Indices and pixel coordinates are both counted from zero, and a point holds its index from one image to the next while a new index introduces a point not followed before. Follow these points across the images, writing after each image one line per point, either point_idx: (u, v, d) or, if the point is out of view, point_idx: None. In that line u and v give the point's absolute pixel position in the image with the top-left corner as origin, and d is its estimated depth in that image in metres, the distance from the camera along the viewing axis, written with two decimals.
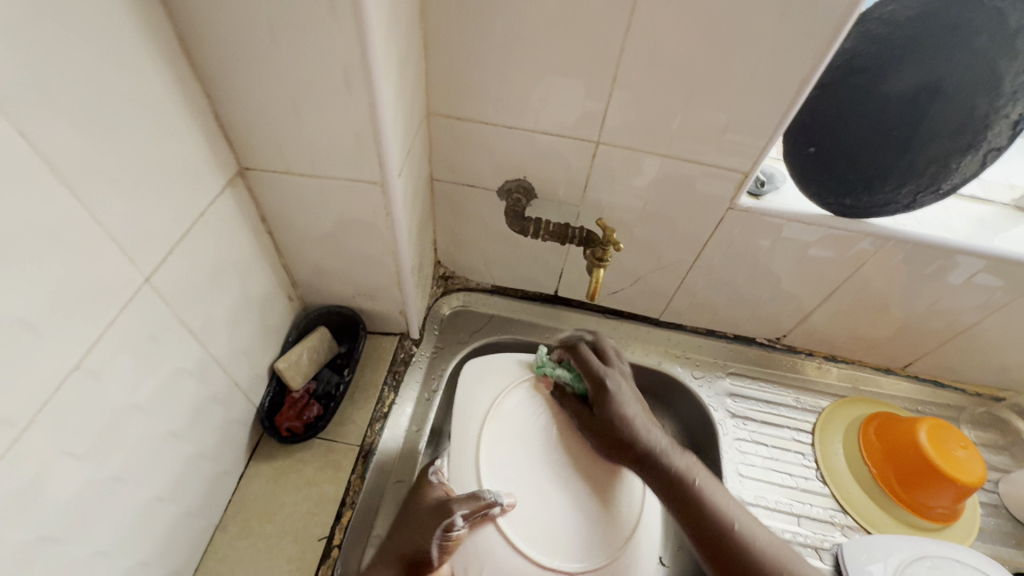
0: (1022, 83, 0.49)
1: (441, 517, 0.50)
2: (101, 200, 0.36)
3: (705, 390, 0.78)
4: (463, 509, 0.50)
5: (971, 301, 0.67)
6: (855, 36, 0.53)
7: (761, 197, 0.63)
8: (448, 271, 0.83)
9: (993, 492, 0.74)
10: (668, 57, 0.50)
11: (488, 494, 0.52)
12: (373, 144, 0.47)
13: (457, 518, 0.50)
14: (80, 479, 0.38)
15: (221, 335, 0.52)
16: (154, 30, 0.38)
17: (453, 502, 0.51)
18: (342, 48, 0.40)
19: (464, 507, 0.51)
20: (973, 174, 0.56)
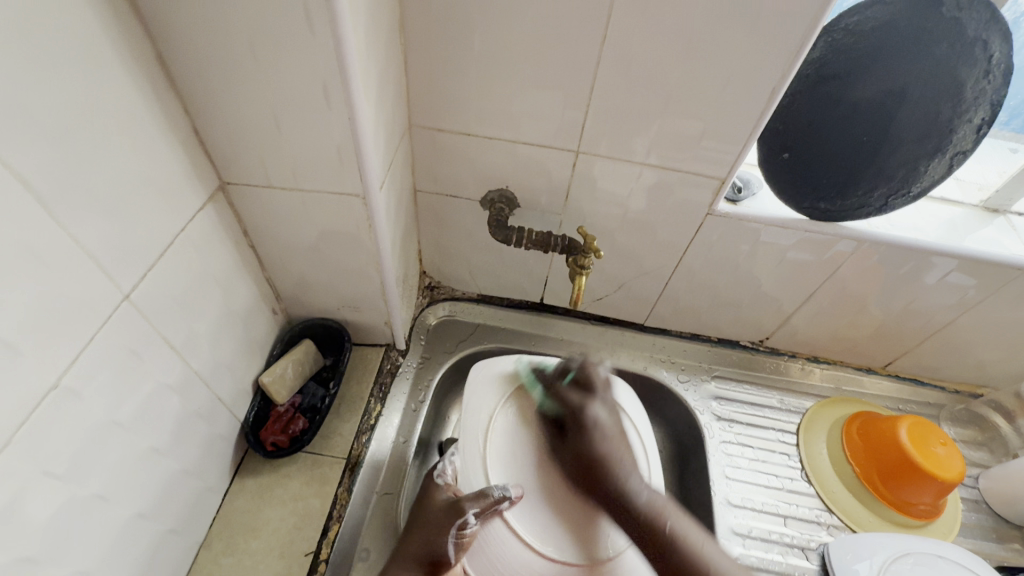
0: (983, 90, 0.50)
1: (454, 517, 0.52)
2: (80, 217, 0.36)
3: (690, 394, 0.79)
4: (476, 509, 0.53)
5: (945, 300, 0.69)
6: (822, 45, 0.55)
7: (738, 202, 0.64)
8: (434, 281, 0.84)
9: (973, 488, 0.76)
10: (642, 67, 0.51)
11: (494, 491, 0.55)
12: (354, 157, 0.47)
13: (471, 518, 0.52)
14: (59, 498, 0.38)
15: (204, 350, 0.52)
16: (132, 46, 0.38)
17: (463, 503, 0.53)
18: (321, 64, 0.40)
19: (474, 505, 0.53)
20: (941, 178, 0.56)
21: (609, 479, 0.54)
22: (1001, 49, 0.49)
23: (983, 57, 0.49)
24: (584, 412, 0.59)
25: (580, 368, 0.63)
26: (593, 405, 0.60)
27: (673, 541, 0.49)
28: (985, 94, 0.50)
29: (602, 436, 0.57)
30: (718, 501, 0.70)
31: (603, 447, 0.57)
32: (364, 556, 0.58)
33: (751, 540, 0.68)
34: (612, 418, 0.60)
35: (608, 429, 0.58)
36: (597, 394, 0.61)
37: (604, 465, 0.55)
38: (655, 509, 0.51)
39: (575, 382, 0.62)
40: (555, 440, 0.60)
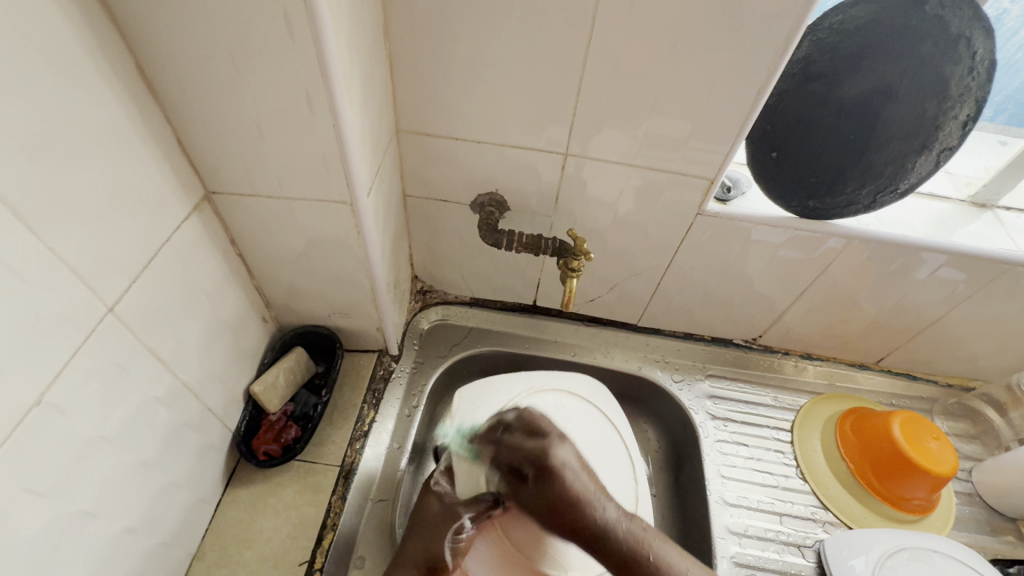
0: (968, 86, 0.51)
1: (451, 521, 0.55)
2: (62, 231, 0.36)
3: (684, 394, 0.79)
4: (470, 513, 0.55)
5: (935, 295, 0.69)
6: (807, 45, 0.55)
7: (728, 202, 0.64)
8: (426, 285, 0.83)
9: (967, 481, 0.76)
10: (628, 70, 0.51)
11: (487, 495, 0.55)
12: (340, 164, 0.47)
13: (467, 521, 0.55)
14: (43, 516, 0.37)
15: (192, 361, 0.52)
16: (111, 56, 0.38)
17: (458, 505, 0.55)
18: (303, 71, 0.40)
19: (469, 510, 0.55)
20: (928, 174, 0.57)
21: (576, 524, 0.43)
22: (983, 46, 0.49)
23: (967, 54, 0.50)
24: (549, 456, 0.46)
25: (519, 416, 0.52)
26: (558, 448, 0.47)
27: (653, 568, 0.41)
28: (970, 91, 0.51)
29: (575, 488, 0.44)
30: (713, 500, 0.70)
31: (568, 493, 0.44)
32: (359, 564, 0.58)
33: (747, 539, 0.68)
34: (577, 455, 0.47)
35: (574, 473, 0.45)
36: (555, 432, 0.49)
37: (575, 505, 0.43)
38: (628, 543, 0.42)
39: (519, 428, 0.50)
40: (517, 488, 0.48)
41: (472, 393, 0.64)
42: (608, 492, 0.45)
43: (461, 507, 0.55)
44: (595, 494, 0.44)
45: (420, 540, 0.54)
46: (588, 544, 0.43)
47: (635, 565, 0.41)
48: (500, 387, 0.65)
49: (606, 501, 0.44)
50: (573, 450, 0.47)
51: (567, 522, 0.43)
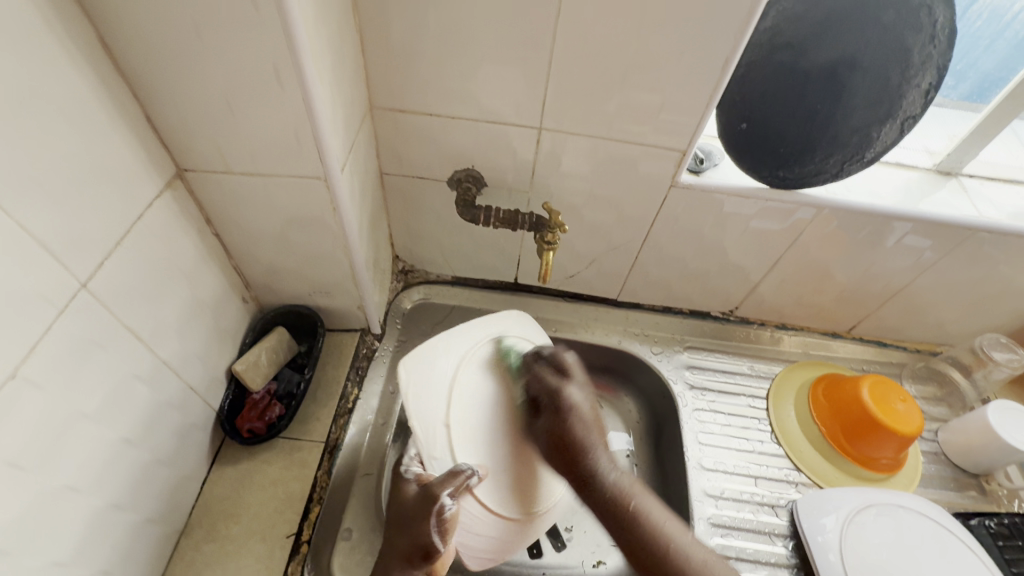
0: (929, 54, 0.52)
1: (430, 506, 0.50)
2: (30, 207, 0.36)
3: (664, 365, 0.81)
4: (448, 490, 0.50)
5: (902, 262, 0.71)
6: (774, 16, 0.55)
7: (701, 173, 0.65)
8: (408, 265, 0.84)
9: (933, 441, 0.79)
10: (597, 42, 0.52)
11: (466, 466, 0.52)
12: (312, 140, 0.47)
13: (448, 500, 0.50)
14: (25, 491, 0.38)
15: (172, 340, 0.52)
16: (72, 29, 0.37)
17: (434, 488, 0.50)
18: (269, 44, 0.40)
19: (447, 487, 0.50)
20: (892, 142, 0.58)
21: (576, 455, 0.56)
22: (943, 13, 0.51)
23: (928, 22, 0.51)
24: (561, 396, 0.59)
25: (552, 356, 0.62)
26: (570, 388, 0.60)
27: (637, 520, 0.51)
28: (931, 58, 0.53)
29: (579, 420, 0.58)
30: (691, 466, 0.73)
31: (572, 431, 0.57)
32: (346, 535, 0.59)
33: (723, 501, 0.70)
34: (585, 396, 0.61)
35: (582, 413, 0.59)
36: (573, 377, 0.61)
37: (578, 447, 0.56)
38: (619, 489, 0.54)
39: (547, 364, 0.61)
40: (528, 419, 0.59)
41: (408, 348, 0.58)
42: (606, 443, 0.58)
43: (436, 491, 0.50)
44: (596, 441, 0.57)
45: (408, 535, 0.51)
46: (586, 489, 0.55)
47: (629, 523, 0.52)
48: (451, 351, 0.59)
49: (601, 444, 0.57)
50: (588, 386, 0.62)
51: (566, 455, 0.56)
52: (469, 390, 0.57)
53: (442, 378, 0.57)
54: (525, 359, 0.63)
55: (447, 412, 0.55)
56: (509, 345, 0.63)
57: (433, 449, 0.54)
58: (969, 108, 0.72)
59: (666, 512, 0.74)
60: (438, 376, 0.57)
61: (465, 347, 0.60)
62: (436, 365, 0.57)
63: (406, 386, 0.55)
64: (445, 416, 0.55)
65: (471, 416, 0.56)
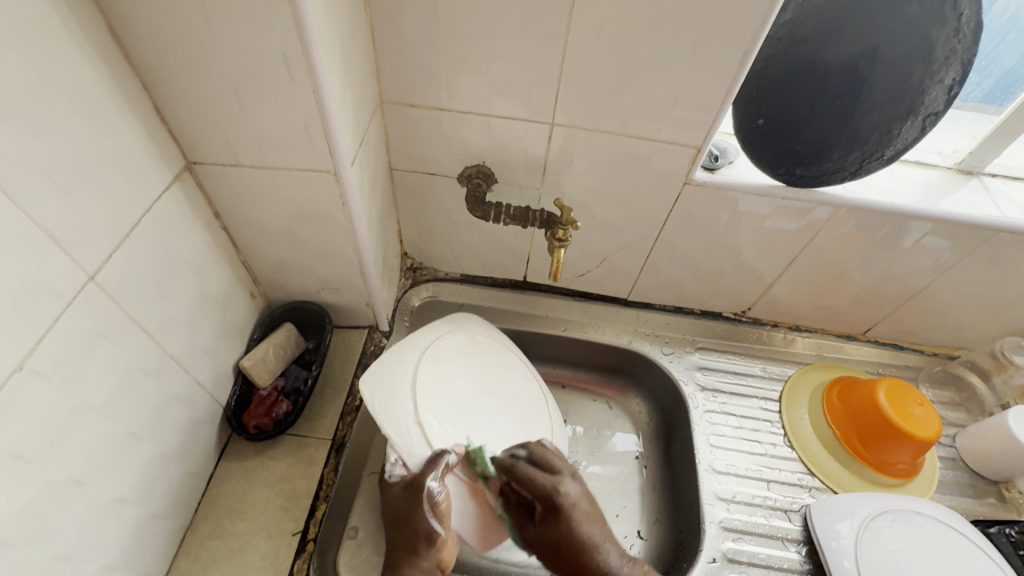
0: (953, 49, 0.51)
1: (419, 493, 0.51)
2: (37, 196, 0.35)
3: (674, 365, 0.80)
4: (433, 474, 0.51)
5: (922, 263, 0.70)
6: (795, 9, 0.55)
7: (716, 170, 0.64)
8: (416, 262, 0.83)
9: (950, 447, 0.77)
10: (612, 36, 0.51)
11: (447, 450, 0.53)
12: (322, 133, 0.47)
13: (434, 483, 0.52)
14: (30, 483, 0.37)
15: (180, 334, 0.52)
16: (81, 16, 0.37)
17: (420, 477, 0.51)
18: (279, 33, 0.39)
19: (430, 473, 0.51)
20: (914, 140, 0.57)
21: (579, 558, 0.53)
22: (969, 6, 0.49)
23: (953, 15, 0.50)
24: (558, 497, 0.55)
25: (531, 454, 0.57)
26: (566, 484, 0.56)
27: None
28: (956, 54, 0.51)
29: (580, 516, 0.55)
30: (702, 468, 0.72)
31: (576, 530, 0.54)
32: (352, 534, 0.59)
33: (734, 505, 0.69)
34: (580, 492, 0.57)
35: (581, 510, 0.55)
36: (563, 470, 0.57)
37: (581, 549, 0.53)
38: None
39: (530, 461, 0.56)
40: (522, 520, 0.57)
41: (384, 369, 0.57)
42: (611, 535, 0.56)
43: (421, 478, 0.51)
44: (602, 535, 0.55)
45: (407, 530, 0.52)
46: None
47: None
48: (410, 355, 0.59)
49: (604, 537, 0.55)
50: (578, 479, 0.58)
51: (572, 559, 0.54)
52: (461, 411, 0.58)
53: (431, 399, 0.56)
54: (490, 359, 0.64)
55: (417, 408, 0.55)
56: (474, 344, 0.64)
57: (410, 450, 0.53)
58: (985, 111, 0.70)
59: (676, 515, 0.73)
60: (427, 396, 0.56)
61: (422, 347, 0.60)
62: (421, 386, 0.56)
63: (392, 409, 0.54)
64: (416, 414, 0.54)
65: (443, 413, 0.56)
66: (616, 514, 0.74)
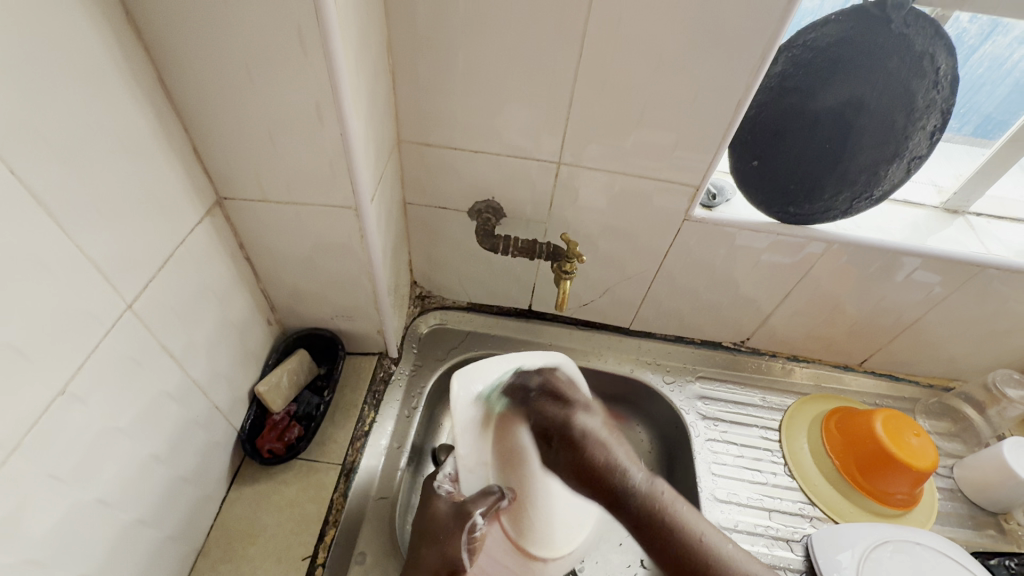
0: (933, 99, 0.55)
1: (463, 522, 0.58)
2: (87, 231, 0.38)
3: (676, 394, 0.82)
4: (480, 509, 0.59)
5: (913, 297, 0.72)
6: (783, 61, 0.58)
7: (714, 208, 0.68)
8: (425, 290, 0.86)
9: (948, 478, 0.78)
10: (615, 85, 0.55)
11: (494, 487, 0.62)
12: (346, 172, 0.50)
13: (478, 518, 0.59)
14: (63, 502, 0.39)
15: (202, 359, 0.54)
16: (134, 69, 0.41)
17: (467, 505, 0.59)
18: (313, 84, 0.43)
19: (479, 505, 0.59)
20: (900, 182, 0.61)
21: (595, 475, 0.57)
22: (946, 62, 0.53)
23: (932, 69, 0.54)
24: (569, 423, 0.60)
25: (545, 382, 0.62)
26: (580, 415, 0.61)
27: (670, 531, 0.49)
28: (935, 103, 0.55)
29: (594, 437, 0.60)
30: (704, 497, 0.73)
31: (588, 451, 0.58)
32: (359, 559, 0.59)
33: (736, 534, 0.70)
34: (601, 422, 0.62)
35: (594, 437, 0.60)
36: (578, 403, 0.62)
37: (598, 469, 0.57)
38: (648, 505, 0.52)
39: (545, 394, 0.62)
40: (543, 448, 0.63)
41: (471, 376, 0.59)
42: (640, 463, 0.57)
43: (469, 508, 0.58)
44: (631, 461, 0.57)
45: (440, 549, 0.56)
46: (636, 528, 0.52)
47: (675, 545, 0.49)
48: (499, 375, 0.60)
49: (626, 459, 0.57)
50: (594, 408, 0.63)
51: (593, 483, 0.57)
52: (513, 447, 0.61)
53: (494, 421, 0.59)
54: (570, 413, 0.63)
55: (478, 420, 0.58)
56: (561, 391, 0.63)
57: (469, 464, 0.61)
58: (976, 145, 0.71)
59: None
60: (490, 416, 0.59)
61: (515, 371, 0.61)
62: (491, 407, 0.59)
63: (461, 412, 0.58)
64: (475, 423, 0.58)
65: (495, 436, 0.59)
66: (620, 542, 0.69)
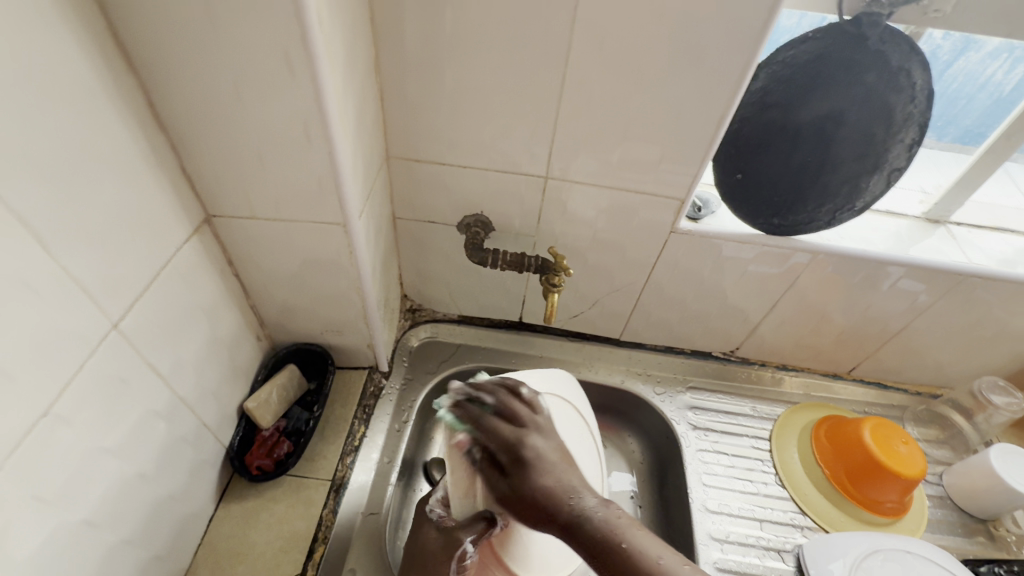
0: (910, 113, 0.56)
1: (452, 548, 0.54)
2: (74, 251, 0.38)
3: (666, 405, 0.82)
4: (469, 537, 0.54)
5: (898, 306, 0.73)
6: (764, 77, 0.59)
7: (699, 220, 0.69)
8: (415, 303, 0.86)
9: (938, 485, 0.79)
10: (600, 102, 0.56)
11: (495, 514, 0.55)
12: (334, 189, 0.50)
13: (467, 545, 0.54)
14: (47, 524, 0.39)
15: (190, 377, 0.54)
16: (122, 91, 0.41)
17: (457, 531, 0.54)
18: (300, 104, 0.44)
19: (470, 533, 0.54)
20: (881, 193, 0.62)
21: (547, 515, 0.44)
22: (921, 77, 0.54)
23: (908, 84, 0.55)
24: (523, 445, 0.48)
25: (498, 402, 0.52)
26: (533, 437, 0.49)
27: (628, 556, 0.40)
28: (913, 117, 0.56)
29: (536, 458, 0.47)
30: (696, 508, 0.73)
31: (546, 483, 0.46)
32: None
33: (728, 545, 0.70)
34: (555, 445, 0.49)
35: (548, 461, 0.47)
36: (533, 421, 0.51)
37: (547, 499, 0.45)
38: (602, 531, 0.42)
39: (500, 412, 0.51)
40: (492, 475, 0.49)
41: None
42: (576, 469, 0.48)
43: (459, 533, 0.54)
44: (567, 466, 0.48)
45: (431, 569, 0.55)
46: (589, 550, 0.42)
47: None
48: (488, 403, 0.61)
49: (583, 494, 0.45)
50: (555, 428, 0.52)
51: (542, 516, 0.44)
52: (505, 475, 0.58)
53: None
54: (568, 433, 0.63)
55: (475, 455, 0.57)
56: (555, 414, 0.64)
57: (463, 493, 0.54)
58: (964, 152, 0.72)
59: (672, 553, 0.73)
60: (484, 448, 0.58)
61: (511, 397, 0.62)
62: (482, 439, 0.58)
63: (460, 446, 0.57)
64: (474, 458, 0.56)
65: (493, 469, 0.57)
66: None
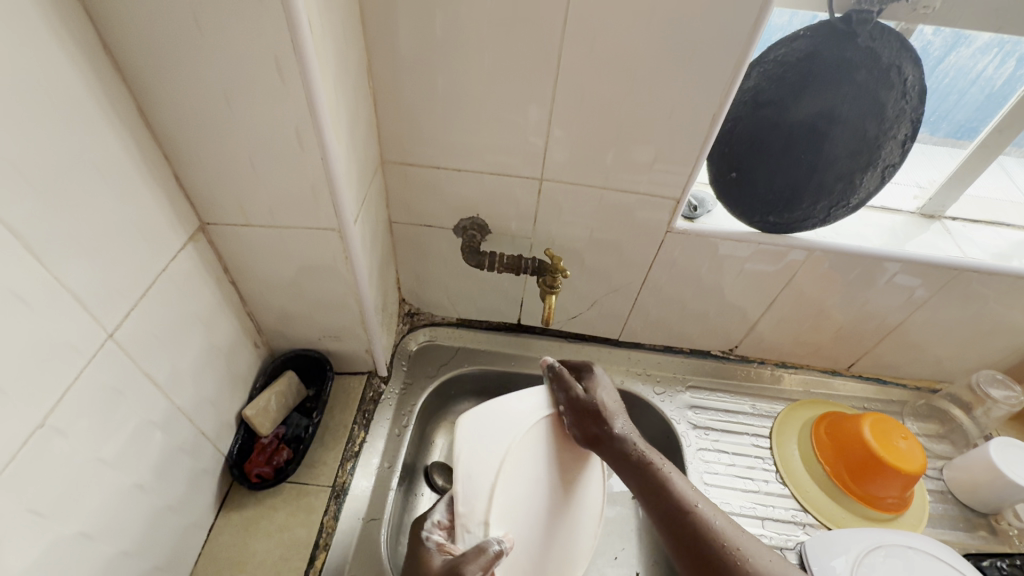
0: (902, 109, 0.57)
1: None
2: (66, 262, 0.38)
3: (666, 404, 0.82)
4: (477, 569, 0.46)
5: (895, 301, 0.74)
6: (755, 76, 0.59)
7: (695, 220, 0.69)
8: (413, 308, 0.86)
9: (938, 479, 0.79)
10: (593, 103, 0.56)
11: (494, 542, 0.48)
12: (328, 195, 0.50)
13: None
14: (44, 537, 0.39)
15: (187, 386, 0.53)
16: (113, 101, 0.41)
17: (463, 565, 0.46)
18: (291, 111, 0.44)
19: (477, 566, 0.46)
20: (875, 189, 0.62)
21: (612, 441, 0.56)
22: (912, 73, 0.55)
23: (899, 81, 0.55)
24: (592, 379, 0.61)
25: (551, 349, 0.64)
26: (594, 374, 0.62)
27: (680, 506, 0.51)
28: (904, 113, 0.57)
29: (607, 390, 0.60)
30: None
31: (613, 413, 0.58)
32: None
33: None
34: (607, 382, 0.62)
35: (612, 392, 0.61)
36: (585, 364, 0.63)
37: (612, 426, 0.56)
38: (659, 475, 0.53)
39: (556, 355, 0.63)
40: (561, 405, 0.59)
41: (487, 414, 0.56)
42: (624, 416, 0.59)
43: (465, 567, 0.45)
44: (616, 414, 0.58)
45: None
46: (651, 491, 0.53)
47: (706, 542, 0.49)
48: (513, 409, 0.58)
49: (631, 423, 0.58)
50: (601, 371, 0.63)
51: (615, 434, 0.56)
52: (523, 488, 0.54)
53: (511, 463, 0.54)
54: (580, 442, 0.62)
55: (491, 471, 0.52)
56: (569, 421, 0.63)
57: (471, 519, 0.50)
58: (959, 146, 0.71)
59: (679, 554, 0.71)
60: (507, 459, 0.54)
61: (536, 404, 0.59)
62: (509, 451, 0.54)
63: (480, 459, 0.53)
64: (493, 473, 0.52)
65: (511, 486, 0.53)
66: (614, 556, 0.73)
